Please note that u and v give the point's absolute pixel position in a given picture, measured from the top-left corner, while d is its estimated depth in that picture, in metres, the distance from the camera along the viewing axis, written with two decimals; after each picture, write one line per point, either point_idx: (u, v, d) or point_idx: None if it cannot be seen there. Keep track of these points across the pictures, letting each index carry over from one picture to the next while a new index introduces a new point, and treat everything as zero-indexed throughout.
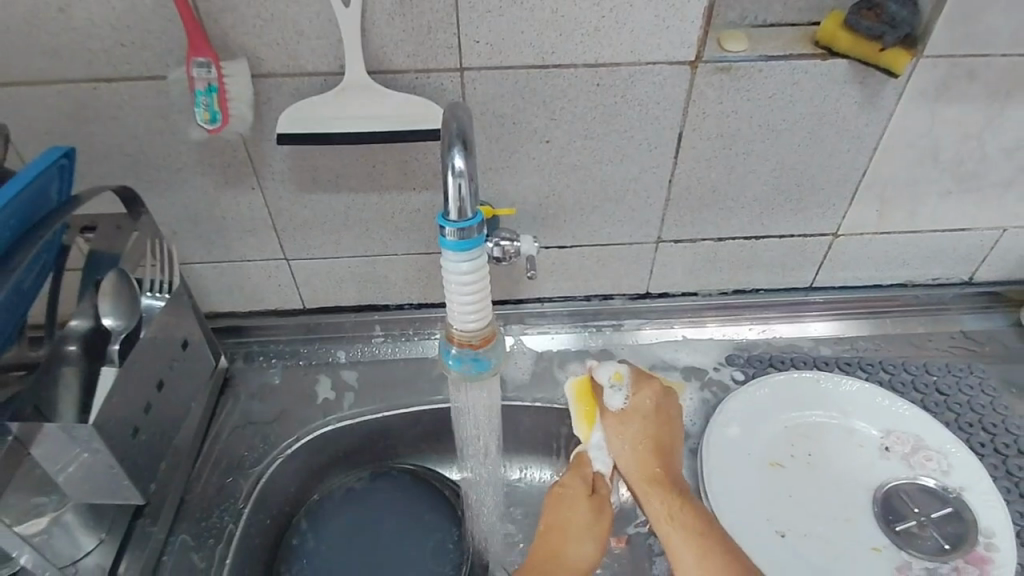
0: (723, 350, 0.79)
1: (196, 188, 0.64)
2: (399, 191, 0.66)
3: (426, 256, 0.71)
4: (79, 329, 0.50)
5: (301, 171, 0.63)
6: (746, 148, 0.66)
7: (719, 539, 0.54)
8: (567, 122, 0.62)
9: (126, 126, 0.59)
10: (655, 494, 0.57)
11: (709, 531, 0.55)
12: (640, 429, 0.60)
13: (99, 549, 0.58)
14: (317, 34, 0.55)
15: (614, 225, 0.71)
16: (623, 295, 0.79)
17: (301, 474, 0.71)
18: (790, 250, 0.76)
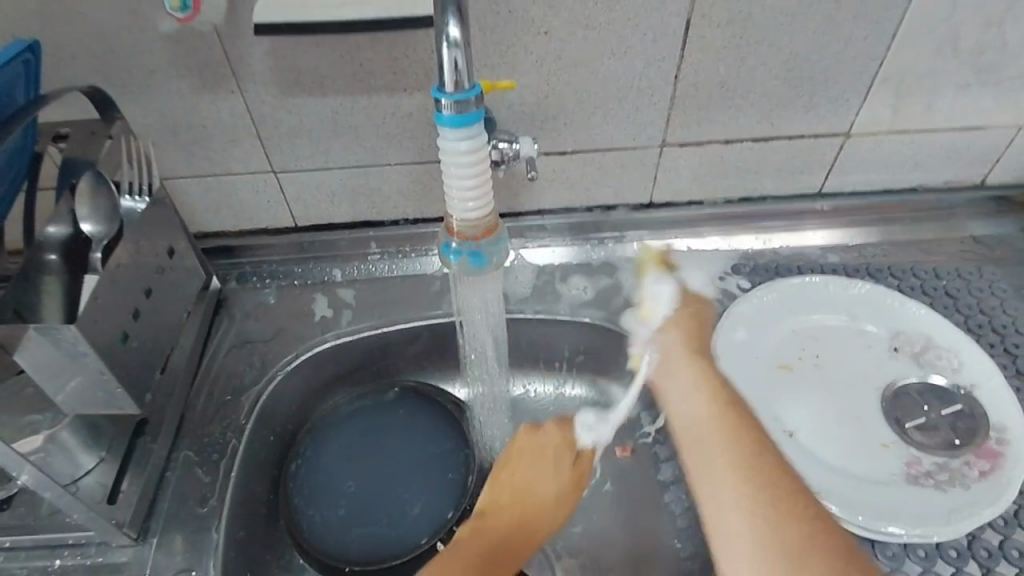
0: (728, 260, 0.77)
1: (174, 93, 0.60)
2: (389, 93, 0.62)
3: (420, 165, 0.68)
4: (58, 237, 0.48)
5: (284, 71, 0.59)
6: (757, 38, 0.62)
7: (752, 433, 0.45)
8: (566, 10, 0.58)
9: (90, 21, 0.54)
10: (690, 383, 0.51)
11: (746, 425, 0.46)
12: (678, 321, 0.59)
13: (99, 469, 0.56)
14: None
15: (616, 128, 0.67)
16: (625, 206, 0.76)
17: (302, 392, 0.69)
18: (800, 153, 0.73)
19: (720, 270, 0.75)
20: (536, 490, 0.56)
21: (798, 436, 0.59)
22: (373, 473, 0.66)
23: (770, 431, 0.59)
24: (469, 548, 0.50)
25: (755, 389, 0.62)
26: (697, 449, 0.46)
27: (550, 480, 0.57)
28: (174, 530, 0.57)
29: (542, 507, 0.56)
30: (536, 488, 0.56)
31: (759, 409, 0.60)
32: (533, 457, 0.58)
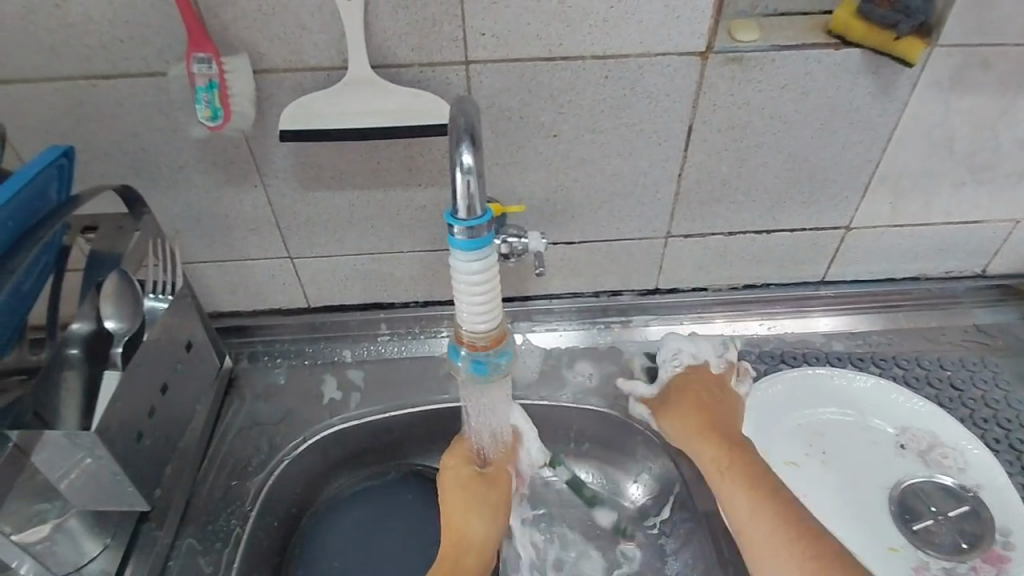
0: (733, 346, 0.77)
1: (199, 187, 0.63)
2: (404, 187, 0.65)
3: (432, 253, 0.71)
4: (80, 333, 0.49)
5: (305, 168, 0.62)
6: (757, 141, 0.65)
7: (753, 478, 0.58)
8: (575, 116, 0.61)
9: (126, 125, 0.58)
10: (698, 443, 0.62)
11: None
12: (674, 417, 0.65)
13: (103, 555, 0.57)
14: (320, 27, 0.54)
15: (622, 220, 0.70)
16: (631, 291, 0.78)
17: (309, 475, 0.70)
18: (802, 244, 0.75)
19: None
20: (468, 530, 0.59)
21: None
22: (377, 562, 0.66)
23: None
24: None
25: None
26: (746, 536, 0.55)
27: (476, 521, 0.60)
28: None
29: (461, 540, 0.59)
30: (468, 527, 0.59)
31: None
32: (462, 498, 0.61)
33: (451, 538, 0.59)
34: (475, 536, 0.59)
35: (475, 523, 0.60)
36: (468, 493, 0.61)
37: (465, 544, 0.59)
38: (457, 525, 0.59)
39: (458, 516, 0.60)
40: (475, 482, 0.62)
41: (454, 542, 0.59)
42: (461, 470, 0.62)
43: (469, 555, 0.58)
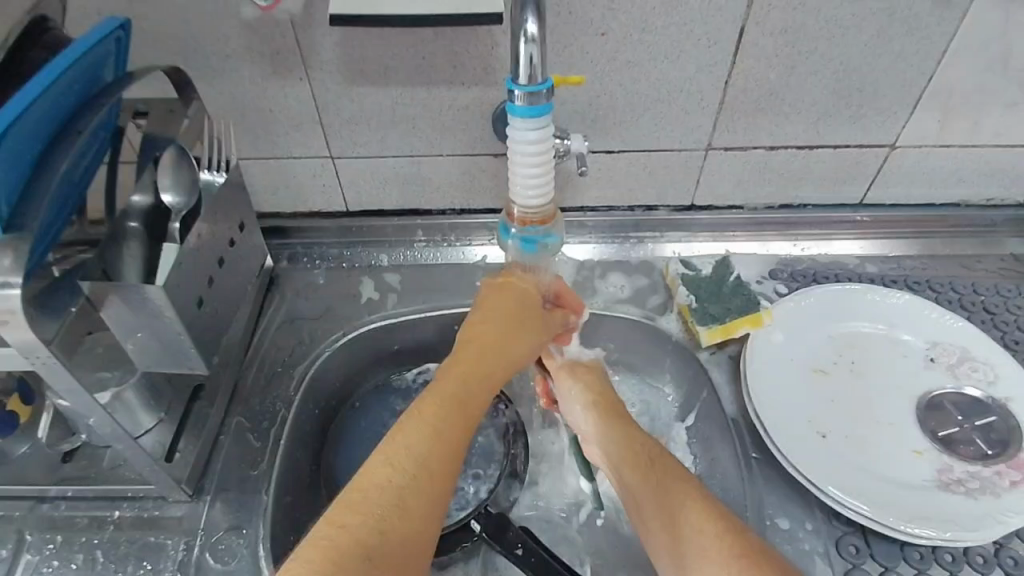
0: (767, 265, 0.78)
1: (245, 77, 0.63)
2: (448, 85, 0.64)
3: (471, 158, 0.71)
4: (141, 206, 0.51)
5: (351, 61, 0.62)
6: (809, 47, 0.63)
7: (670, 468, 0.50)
8: (624, 13, 0.60)
9: (175, 6, 0.58)
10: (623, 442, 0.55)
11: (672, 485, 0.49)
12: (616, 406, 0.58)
13: (158, 429, 0.58)
14: None
15: (664, 129, 0.69)
16: (667, 207, 0.78)
17: (348, 369, 0.72)
18: (843, 163, 0.74)
19: (757, 275, 0.77)
20: (508, 351, 0.55)
21: (831, 437, 0.60)
22: None
23: (802, 431, 0.60)
24: (436, 415, 0.48)
25: (789, 388, 0.63)
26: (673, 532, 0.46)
27: (523, 340, 0.56)
28: (227, 491, 0.60)
29: (497, 352, 0.54)
30: (513, 345, 0.55)
31: (794, 409, 0.62)
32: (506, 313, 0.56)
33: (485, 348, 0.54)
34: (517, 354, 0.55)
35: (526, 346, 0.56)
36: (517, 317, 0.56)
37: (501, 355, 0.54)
38: (497, 342, 0.54)
39: (509, 334, 0.55)
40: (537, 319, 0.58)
41: (494, 349, 0.54)
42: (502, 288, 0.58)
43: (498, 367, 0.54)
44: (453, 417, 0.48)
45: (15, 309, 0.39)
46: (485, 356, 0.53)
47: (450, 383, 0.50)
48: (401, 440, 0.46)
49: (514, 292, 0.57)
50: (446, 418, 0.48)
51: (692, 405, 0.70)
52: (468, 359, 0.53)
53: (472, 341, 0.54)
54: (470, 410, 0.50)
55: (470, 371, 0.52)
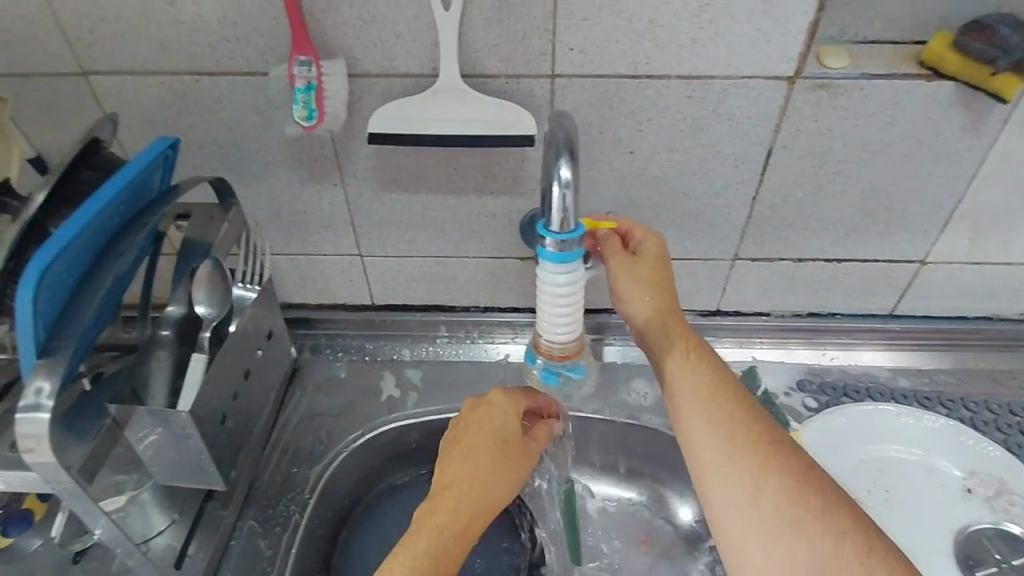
0: (794, 374, 0.76)
1: (283, 182, 0.65)
2: (477, 195, 0.66)
3: (497, 260, 0.72)
4: (174, 316, 0.52)
5: (385, 171, 0.64)
6: (836, 169, 0.64)
7: (739, 417, 0.46)
8: (653, 134, 0.61)
9: (221, 119, 0.60)
10: (676, 360, 0.50)
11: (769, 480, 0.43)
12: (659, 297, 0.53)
13: (169, 531, 0.58)
14: (414, 36, 0.55)
15: (690, 240, 0.69)
16: (692, 311, 0.77)
17: (364, 468, 0.71)
18: (871, 276, 0.73)
19: (785, 386, 0.75)
20: (485, 494, 0.50)
21: None
22: None
23: None
24: (415, 560, 0.45)
25: None
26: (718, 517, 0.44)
27: (498, 480, 0.51)
28: None
29: (469, 492, 0.49)
30: (487, 482, 0.50)
31: None
32: (483, 448, 0.51)
33: (458, 490, 0.49)
34: (491, 495, 0.50)
35: (499, 483, 0.51)
36: (490, 455, 0.51)
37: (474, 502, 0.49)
38: (476, 480, 0.50)
39: (482, 479, 0.50)
40: (514, 441, 0.53)
41: (470, 491, 0.49)
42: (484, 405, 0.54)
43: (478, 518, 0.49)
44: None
45: (41, 436, 0.39)
46: (461, 508, 0.49)
47: (426, 541, 0.46)
48: None
49: (491, 415, 0.53)
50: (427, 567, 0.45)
51: None
52: (447, 498, 0.49)
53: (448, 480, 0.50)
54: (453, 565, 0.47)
55: (453, 517, 0.48)
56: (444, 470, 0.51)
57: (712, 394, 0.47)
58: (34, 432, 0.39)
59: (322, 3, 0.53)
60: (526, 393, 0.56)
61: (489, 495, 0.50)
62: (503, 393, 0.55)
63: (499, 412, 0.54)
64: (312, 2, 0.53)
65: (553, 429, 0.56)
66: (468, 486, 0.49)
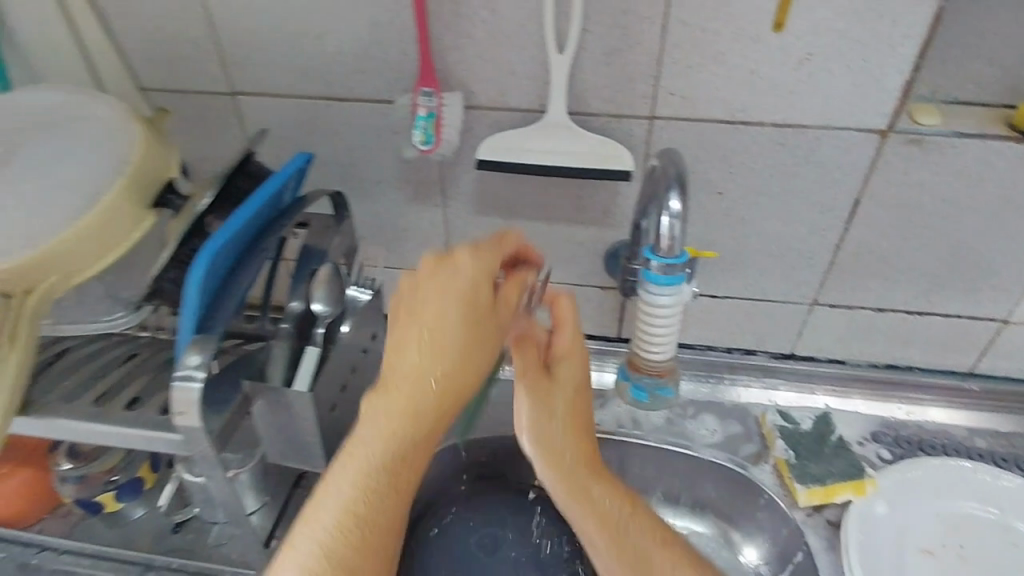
0: (868, 424, 0.76)
1: (391, 199, 0.71)
2: (568, 224, 0.70)
3: (579, 287, 0.75)
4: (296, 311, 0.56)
5: (485, 195, 0.69)
6: (922, 222, 0.65)
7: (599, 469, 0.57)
8: (743, 177, 0.64)
9: (345, 139, 0.66)
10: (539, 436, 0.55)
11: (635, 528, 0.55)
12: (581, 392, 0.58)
13: (262, 511, 0.62)
14: (528, 74, 0.60)
15: (770, 282, 0.71)
16: (766, 352, 0.79)
17: (438, 475, 0.74)
18: (951, 332, 0.73)
19: (858, 435, 0.74)
20: (470, 366, 0.47)
21: None
22: None
23: None
24: (361, 486, 0.46)
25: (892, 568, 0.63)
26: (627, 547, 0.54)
27: (483, 355, 0.48)
28: None
29: (448, 366, 0.46)
30: (469, 362, 0.47)
31: None
32: (463, 334, 0.47)
33: (423, 375, 0.46)
34: (477, 367, 0.48)
35: (481, 358, 0.48)
36: (447, 306, 0.47)
37: (443, 360, 0.46)
38: (442, 357, 0.46)
39: (461, 344, 0.47)
40: (484, 309, 0.48)
41: (446, 397, 0.47)
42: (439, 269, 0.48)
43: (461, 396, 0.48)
44: (382, 491, 0.47)
45: (192, 403, 0.45)
46: (423, 403, 0.46)
47: (373, 448, 0.46)
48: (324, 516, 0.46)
49: (470, 270, 0.48)
50: (373, 483, 0.46)
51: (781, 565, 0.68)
52: (411, 413, 0.46)
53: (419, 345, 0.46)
54: (420, 458, 0.48)
55: (424, 420, 0.47)
56: (400, 357, 0.47)
57: (599, 506, 0.55)
58: (188, 398, 0.45)
59: (450, 42, 0.59)
60: (500, 242, 0.52)
61: (477, 363, 0.48)
62: (470, 249, 0.49)
63: (470, 279, 0.48)
64: (441, 41, 0.59)
65: (530, 328, 0.57)
66: (440, 343, 0.46)
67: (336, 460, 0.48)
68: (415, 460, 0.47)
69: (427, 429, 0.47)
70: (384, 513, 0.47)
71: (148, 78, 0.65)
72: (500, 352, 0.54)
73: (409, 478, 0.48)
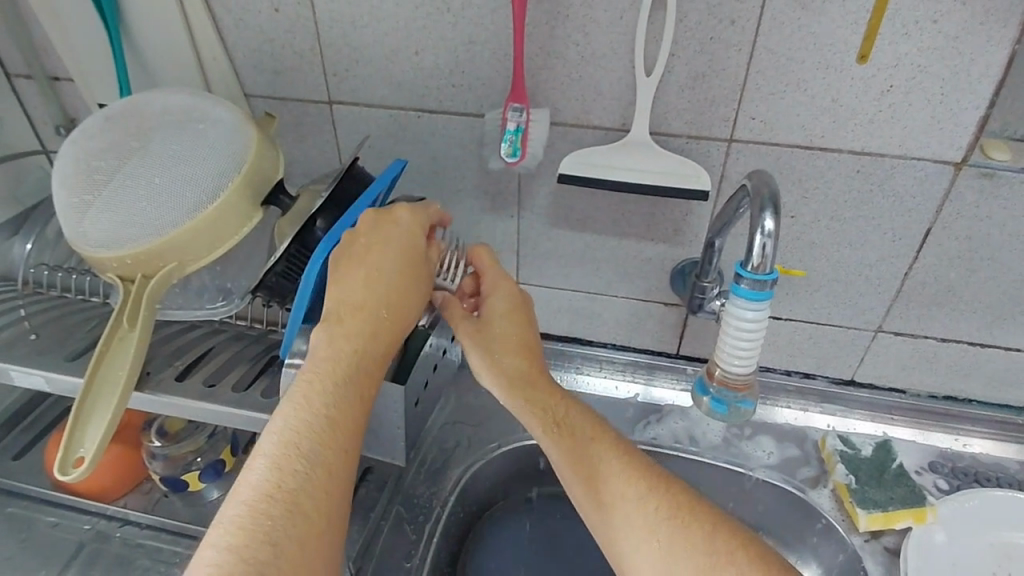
0: (925, 455, 0.76)
1: (468, 208, 0.74)
2: (638, 240, 0.72)
3: (642, 302, 0.77)
4: None
5: (559, 209, 0.72)
6: (994, 255, 0.66)
7: (577, 407, 0.59)
8: (814, 202, 0.66)
9: (431, 149, 0.70)
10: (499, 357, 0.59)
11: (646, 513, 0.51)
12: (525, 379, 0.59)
13: None
14: (613, 95, 0.63)
15: (834, 306, 0.72)
16: (825, 377, 0.79)
17: (496, 477, 0.76)
18: (1018, 367, 0.73)
19: (916, 464, 0.75)
20: (412, 299, 0.53)
21: None
22: None
23: None
24: (337, 402, 0.47)
25: None
26: (619, 510, 0.52)
27: (422, 283, 0.54)
28: None
29: (408, 306, 0.53)
30: (400, 288, 0.52)
31: None
32: (406, 244, 0.53)
33: (374, 309, 0.51)
34: (423, 287, 0.54)
35: (422, 284, 0.54)
36: (383, 231, 0.52)
37: (369, 310, 0.51)
38: (383, 278, 0.51)
39: (405, 280, 0.53)
40: (422, 261, 0.54)
41: (362, 313, 0.51)
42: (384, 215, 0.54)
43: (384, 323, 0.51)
44: (355, 397, 0.48)
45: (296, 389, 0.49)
46: (366, 325, 0.50)
47: (329, 351, 0.49)
48: (292, 437, 0.45)
49: (405, 212, 0.54)
50: (345, 407, 0.47)
51: None
52: (341, 320, 0.50)
53: (383, 293, 0.51)
54: (371, 384, 0.50)
55: (360, 330, 0.50)
56: (342, 289, 0.51)
57: (581, 430, 0.57)
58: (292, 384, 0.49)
59: (541, 62, 0.62)
60: (426, 207, 0.57)
61: (425, 283, 0.54)
62: (408, 208, 0.55)
63: (410, 224, 0.54)
64: (533, 61, 0.62)
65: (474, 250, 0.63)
66: (405, 300, 0.52)
67: (290, 398, 0.48)
68: (369, 370, 0.50)
69: (373, 343, 0.51)
70: (354, 421, 0.48)
71: (253, 84, 0.70)
72: (414, 306, 0.53)
73: (367, 392, 0.50)
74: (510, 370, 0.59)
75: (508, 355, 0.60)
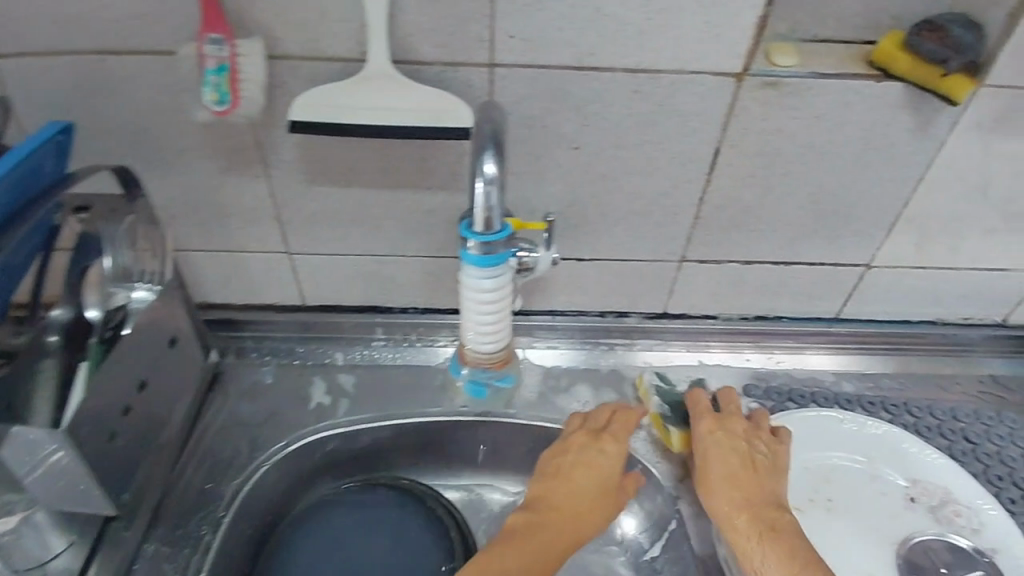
0: (740, 379, 0.75)
1: (199, 172, 0.59)
2: (414, 190, 0.62)
3: (436, 260, 0.68)
4: (61, 320, 0.50)
5: (311, 163, 0.59)
6: (785, 170, 0.62)
7: (750, 480, 0.59)
8: (598, 129, 0.58)
9: (127, 102, 0.55)
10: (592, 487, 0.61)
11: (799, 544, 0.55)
12: (598, 483, 0.62)
13: (68, 552, 0.55)
14: (340, 16, 0.50)
15: (637, 241, 0.67)
16: (639, 314, 0.75)
17: (290, 480, 0.67)
18: (820, 280, 0.72)
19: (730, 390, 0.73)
20: (586, 514, 0.60)
21: None
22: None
23: None
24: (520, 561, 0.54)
25: None
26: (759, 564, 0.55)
27: (586, 474, 0.62)
28: None
29: (602, 500, 0.61)
30: (575, 485, 0.61)
31: None
32: (585, 452, 0.63)
33: (569, 544, 0.58)
34: (613, 471, 0.62)
35: (587, 477, 0.61)
36: (592, 446, 0.63)
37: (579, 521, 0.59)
38: (573, 502, 0.60)
39: (589, 481, 0.61)
40: (619, 488, 0.63)
41: (577, 517, 0.59)
42: (593, 436, 0.64)
43: (581, 512, 0.60)
44: (530, 556, 0.55)
45: None
46: (560, 501, 0.60)
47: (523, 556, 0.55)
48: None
49: (581, 434, 0.64)
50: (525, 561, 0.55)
51: (658, 533, 0.67)
52: (565, 535, 0.58)
53: (570, 506, 0.60)
54: (561, 548, 0.57)
55: (563, 527, 0.58)
56: (565, 483, 0.61)
57: (734, 501, 0.58)
58: None
59: None
60: (614, 412, 0.66)
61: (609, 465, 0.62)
62: (612, 436, 0.64)
63: (613, 452, 0.63)
64: None
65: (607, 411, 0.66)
66: (581, 500, 0.60)
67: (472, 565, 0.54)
68: (554, 529, 0.58)
69: (541, 535, 0.57)
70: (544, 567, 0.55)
71: None
72: (575, 476, 0.61)
73: (553, 545, 0.57)
74: (601, 499, 0.61)
75: (619, 480, 0.63)
